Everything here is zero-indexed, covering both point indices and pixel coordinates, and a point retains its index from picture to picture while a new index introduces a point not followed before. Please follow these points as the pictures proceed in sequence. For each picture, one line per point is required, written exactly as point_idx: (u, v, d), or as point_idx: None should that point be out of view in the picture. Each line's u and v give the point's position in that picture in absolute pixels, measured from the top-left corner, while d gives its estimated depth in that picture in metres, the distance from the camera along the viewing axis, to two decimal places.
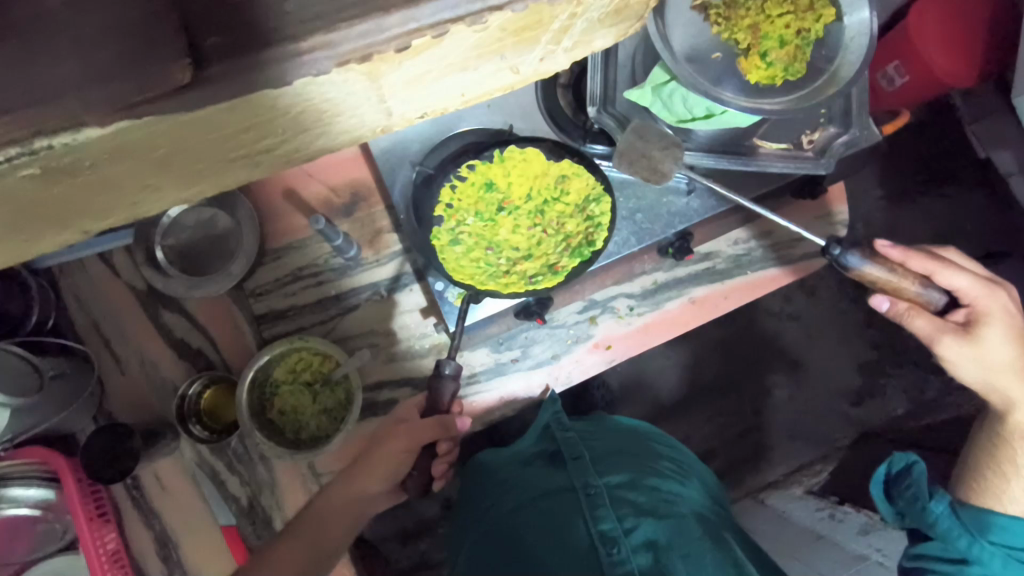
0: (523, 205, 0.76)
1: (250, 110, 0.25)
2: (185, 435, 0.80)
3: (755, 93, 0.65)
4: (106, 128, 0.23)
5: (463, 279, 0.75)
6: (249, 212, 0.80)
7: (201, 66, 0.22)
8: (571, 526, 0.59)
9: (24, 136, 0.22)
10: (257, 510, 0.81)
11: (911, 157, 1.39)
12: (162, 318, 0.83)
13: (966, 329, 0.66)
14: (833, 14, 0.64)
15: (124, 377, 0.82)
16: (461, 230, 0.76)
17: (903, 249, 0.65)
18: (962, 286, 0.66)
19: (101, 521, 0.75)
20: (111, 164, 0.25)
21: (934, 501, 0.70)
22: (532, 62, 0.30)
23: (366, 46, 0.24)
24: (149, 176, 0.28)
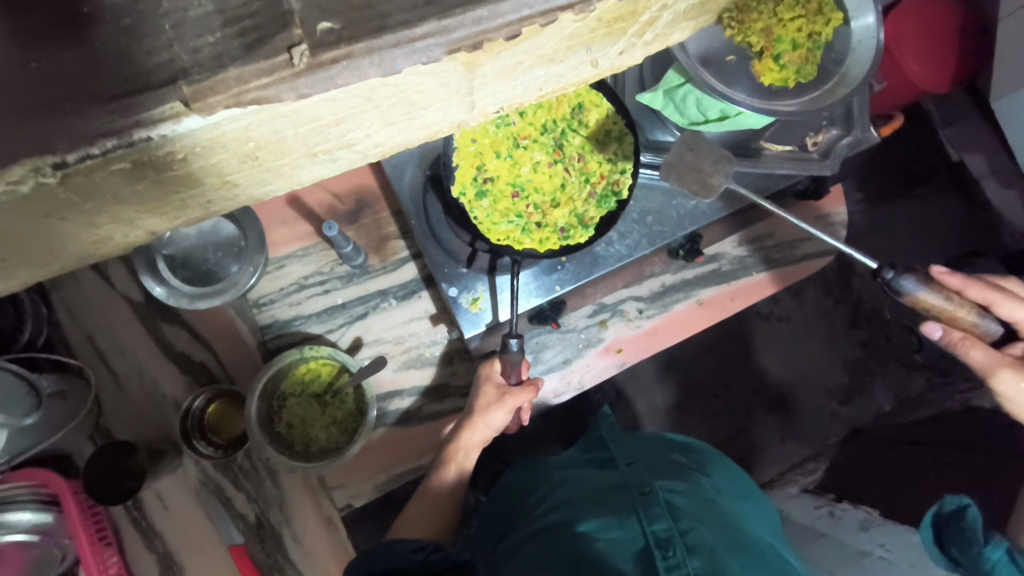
0: (541, 139, 0.75)
1: (356, 97, 0.26)
2: (190, 452, 0.77)
3: (768, 96, 0.67)
4: (206, 117, 0.24)
5: (498, 238, 0.73)
6: (256, 223, 0.77)
7: (315, 51, 0.23)
8: (627, 518, 0.57)
9: (124, 128, 0.23)
10: (266, 527, 0.79)
11: (890, 159, 1.43)
12: (162, 331, 0.80)
13: (1022, 362, 0.66)
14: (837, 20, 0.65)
15: (121, 393, 0.79)
16: (483, 176, 0.74)
17: (961, 277, 0.66)
18: (1021, 318, 0.67)
19: (101, 545, 0.71)
20: (203, 155, 0.27)
21: (990, 548, 0.68)
22: (614, 55, 0.31)
23: (478, 33, 0.24)
24: (229, 169, 0.29)
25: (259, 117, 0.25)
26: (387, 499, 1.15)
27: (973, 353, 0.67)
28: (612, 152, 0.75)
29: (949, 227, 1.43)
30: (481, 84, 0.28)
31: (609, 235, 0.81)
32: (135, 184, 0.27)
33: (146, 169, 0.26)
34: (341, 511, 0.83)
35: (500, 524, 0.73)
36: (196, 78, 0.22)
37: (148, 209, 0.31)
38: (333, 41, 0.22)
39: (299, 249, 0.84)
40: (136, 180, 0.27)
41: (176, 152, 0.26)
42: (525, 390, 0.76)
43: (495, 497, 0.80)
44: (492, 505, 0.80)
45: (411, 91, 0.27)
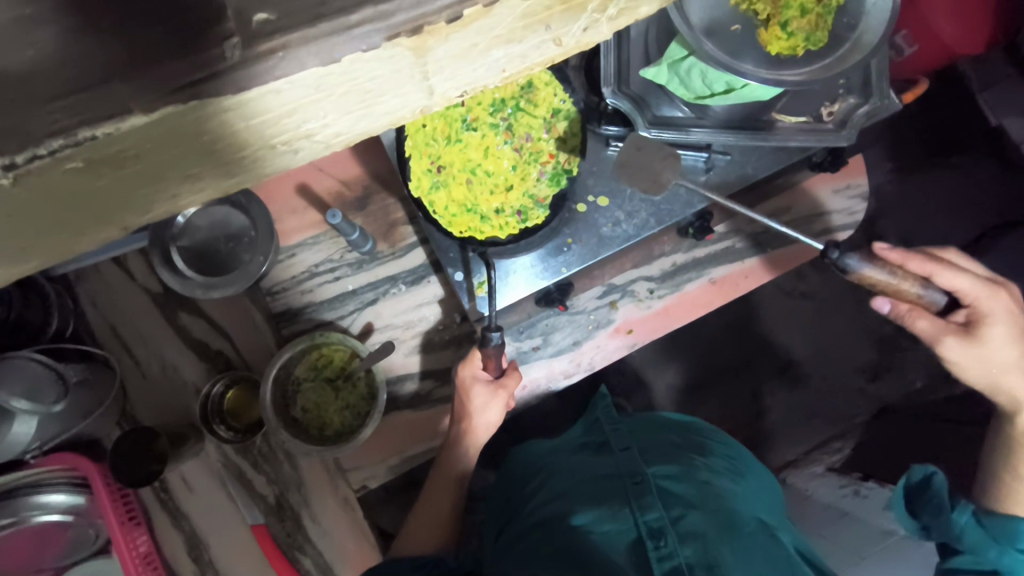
0: (489, 121, 0.75)
1: (311, 87, 0.22)
2: (210, 436, 0.80)
3: (776, 65, 0.63)
4: (152, 114, 0.20)
5: (459, 227, 0.75)
6: (263, 211, 0.78)
7: (251, 41, 0.20)
8: (618, 511, 0.60)
9: (70, 126, 0.19)
10: (285, 508, 0.81)
11: (921, 126, 1.37)
12: (181, 320, 0.83)
13: (967, 329, 0.64)
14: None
15: (145, 380, 0.82)
16: (436, 164, 0.75)
17: (900, 251, 0.63)
18: (964, 287, 0.63)
19: (132, 524, 0.76)
20: (160, 150, 0.22)
21: (957, 512, 0.70)
22: (577, 32, 0.26)
23: (420, 17, 0.20)
24: (193, 165, 0.24)
25: (212, 110, 0.21)
26: (410, 478, 1.17)
27: (922, 327, 0.65)
28: (560, 131, 0.75)
29: (982, 196, 1.37)
30: (435, 69, 0.24)
31: (616, 215, 0.80)
32: (95, 182, 0.23)
33: (102, 168, 0.21)
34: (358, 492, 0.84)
35: (502, 510, 0.76)
36: (135, 75, 0.20)
37: (119, 206, 0.26)
38: (269, 32, 0.19)
39: (309, 237, 0.85)
40: (93, 178, 0.22)
41: (125, 150, 0.21)
42: (511, 376, 0.77)
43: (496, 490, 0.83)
44: (499, 492, 0.81)
45: (360, 79, 0.23)
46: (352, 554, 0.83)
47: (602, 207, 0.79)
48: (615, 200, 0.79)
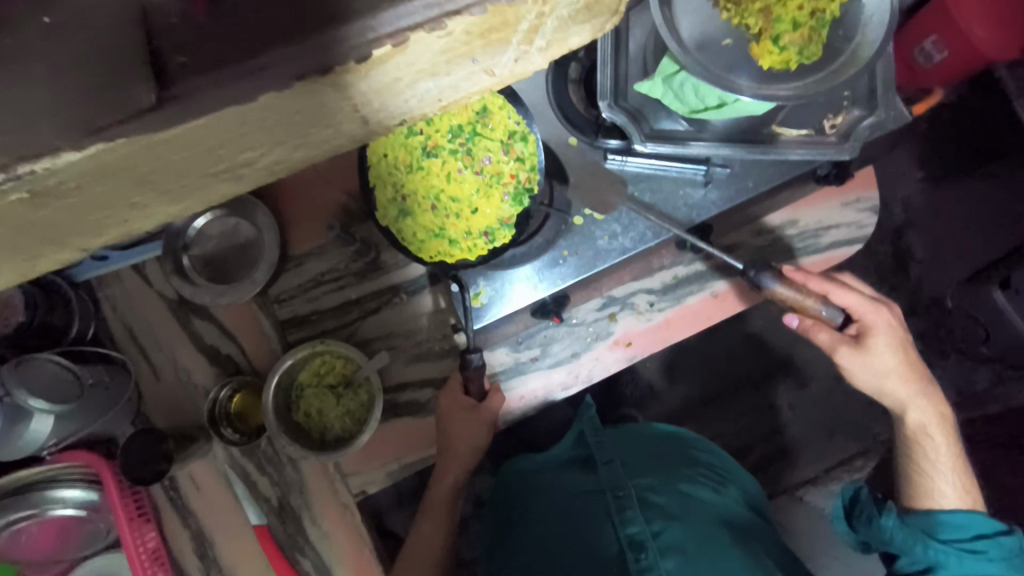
0: (448, 147, 0.76)
1: (221, 126, 0.29)
2: (217, 438, 0.83)
3: (766, 80, 0.63)
4: (81, 150, 0.27)
5: (427, 252, 0.76)
6: (269, 219, 0.82)
7: (165, 88, 0.27)
8: (602, 527, 0.67)
9: (9, 163, 0.27)
10: (288, 510, 0.84)
11: (952, 134, 1.32)
12: (194, 325, 0.87)
13: (859, 341, 0.73)
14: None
15: (159, 383, 0.86)
16: (402, 192, 0.76)
17: (803, 272, 0.73)
18: (850, 303, 0.74)
19: (141, 521, 0.79)
20: (97, 181, 0.30)
21: (884, 516, 0.75)
22: (507, 62, 0.34)
23: (327, 58, 0.28)
24: (134, 196, 0.33)
25: (135, 148, 0.28)
26: (419, 484, 1.19)
27: (818, 338, 0.75)
28: (518, 153, 0.75)
29: (1017, 206, 1.31)
30: (365, 101, 0.32)
31: (611, 227, 0.80)
32: (42, 212, 0.31)
33: (43, 198, 0.29)
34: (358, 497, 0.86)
35: (500, 521, 0.85)
36: (62, 117, 0.27)
37: (72, 232, 0.34)
38: (186, 74, 0.27)
39: (315, 246, 0.87)
40: (39, 209, 0.30)
41: (65, 183, 0.29)
42: (495, 399, 0.81)
43: (489, 519, 0.90)
44: (496, 504, 0.89)
45: (289, 114, 0.31)
46: (349, 557, 0.84)
47: (598, 221, 0.80)
48: (611, 215, 0.79)
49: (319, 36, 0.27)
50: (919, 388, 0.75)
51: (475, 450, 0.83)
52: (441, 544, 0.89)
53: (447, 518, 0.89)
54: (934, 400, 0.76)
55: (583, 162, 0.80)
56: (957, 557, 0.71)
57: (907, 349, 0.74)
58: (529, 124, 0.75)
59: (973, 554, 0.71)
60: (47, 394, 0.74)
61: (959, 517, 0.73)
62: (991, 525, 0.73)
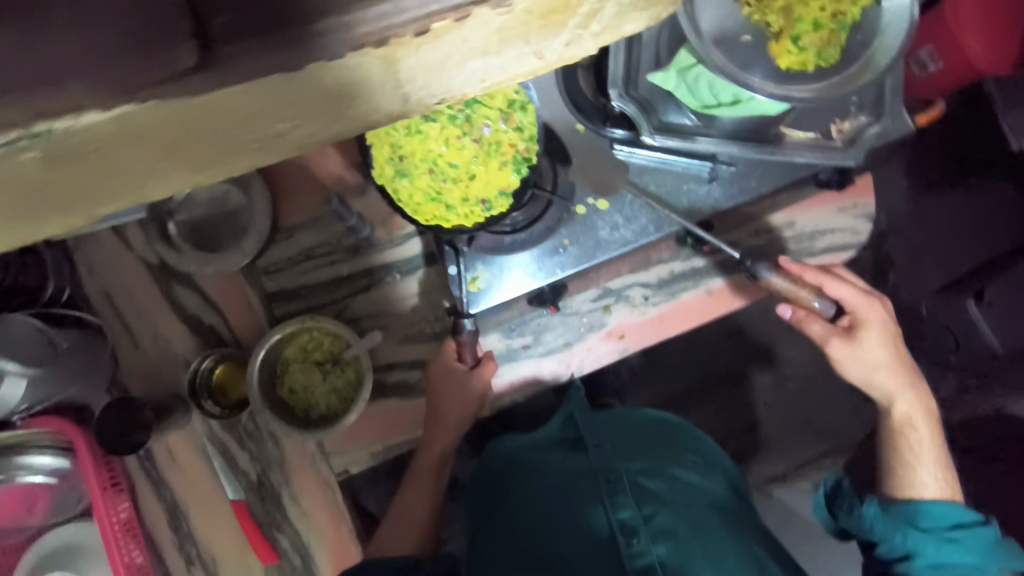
0: (448, 112, 0.74)
1: (263, 92, 0.27)
2: (196, 410, 0.80)
3: (785, 81, 0.62)
4: (106, 110, 0.25)
5: (422, 216, 0.73)
6: (262, 188, 0.78)
7: (208, 47, 0.25)
8: (593, 510, 0.69)
9: (24, 120, 0.25)
10: (266, 486, 0.82)
11: (943, 146, 1.34)
12: (175, 293, 0.83)
13: (850, 332, 0.75)
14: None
15: (137, 351, 0.83)
16: (397, 153, 0.73)
17: (800, 264, 0.76)
18: (845, 296, 0.75)
19: (114, 491, 0.77)
20: (117, 148, 0.28)
21: (864, 506, 0.78)
22: (559, 48, 0.32)
23: (383, 30, 0.26)
24: (159, 164, 0.30)
25: (166, 112, 0.26)
26: (396, 464, 1.18)
27: (811, 328, 0.76)
28: (517, 122, 0.74)
29: (998, 221, 1.34)
30: (409, 77, 0.30)
31: (616, 220, 0.79)
32: (53, 177, 0.28)
33: (60, 161, 0.27)
34: (339, 477, 0.84)
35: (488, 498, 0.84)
36: (89, 74, 0.24)
37: (83, 200, 0.31)
38: (232, 36, 0.25)
39: (307, 219, 0.85)
40: (53, 173, 0.28)
41: (87, 144, 0.27)
42: (488, 367, 0.80)
43: (476, 494, 0.88)
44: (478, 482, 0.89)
45: (332, 85, 0.29)
46: (329, 533, 0.83)
47: (601, 211, 0.79)
48: (615, 204, 0.79)
49: (373, 6, 0.26)
50: (906, 381, 0.77)
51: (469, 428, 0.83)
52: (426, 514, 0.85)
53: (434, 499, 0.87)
54: (920, 393, 0.78)
55: (593, 145, 0.78)
56: (934, 545, 0.74)
57: (897, 343, 0.76)
58: (530, 93, 0.74)
59: (949, 542, 0.74)
60: (20, 356, 0.72)
61: (938, 506, 0.75)
62: (967, 514, 0.75)
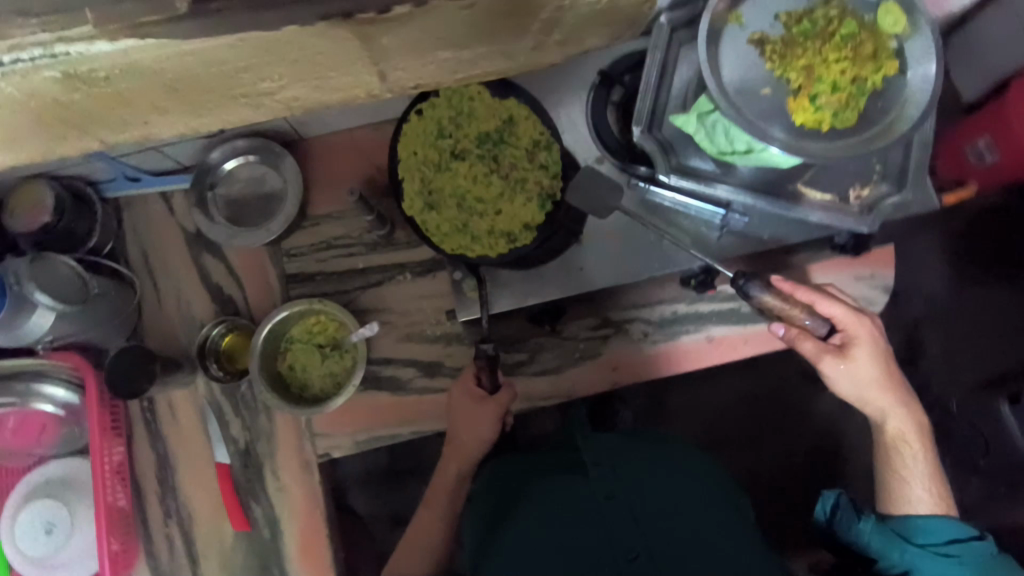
0: (477, 153, 0.80)
1: (241, 49, 0.37)
2: (201, 371, 0.85)
3: (799, 136, 0.63)
4: (114, 41, 0.35)
5: (450, 246, 0.78)
6: (295, 173, 0.85)
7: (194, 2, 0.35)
8: (601, 534, 0.71)
9: (49, 41, 0.34)
10: (252, 455, 0.85)
11: (990, 237, 1.30)
12: (204, 261, 0.89)
13: (841, 349, 0.74)
14: (890, 38, 0.64)
15: (160, 308, 0.89)
16: (428, 189, 0.79)
17: (790, 282, 0.74)
18: (836, 314, 0.74)
19: (112, 434, 0.81)
20: (123, 79, 0.37)
21: (861, 521, 0.76)
22: None
23: None
24: (157, 100, 0.39)
25: (165, 52, 0.36)
26: None
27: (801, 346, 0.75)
28: (542, 162, 0.78)
29: None
30: None
31: (622, 251, 0.81)
32: (71, 95, 0.37)
33: (74, 80, 0.36)
34: (320, 459, 0.86)
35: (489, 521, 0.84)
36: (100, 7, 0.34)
37: (100, 122, 0.40)
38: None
39: (335, 211, 0.90)
40: (71, 92, 0.37)
41: (100, 71, 0.36)
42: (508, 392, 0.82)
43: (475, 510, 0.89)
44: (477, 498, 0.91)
45: (312, 51, 0.38)
46: (303, 516, 0.85)
47: (610, 240, 0.81)
48: (624, 236, 0.81)
49: None
50: (898, 396, 0.76)
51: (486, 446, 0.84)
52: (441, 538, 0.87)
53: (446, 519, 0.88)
54: (913, 409, 0.76)
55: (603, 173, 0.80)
56: (932, 560, 0.72)
57: (888, 357, 0.75)
58: (553, 134, 0.78)
59: (945, 558, 0.72)
60: (52, 291, 0.75)
61: (933, 521, 0.73)
62: (963, 529, 0.73)
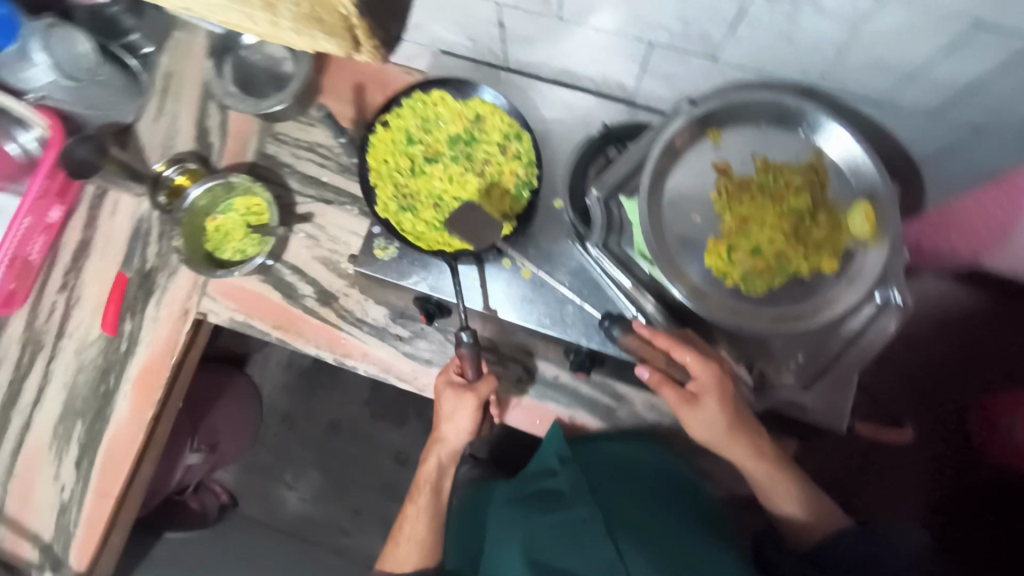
0: (449, 157, 0.83)
1: None
2: (149, 193, 0.92)
3: (702, 275, 0.66)
4: None
5: (430, 243, 0.78)
6: (305, 66, 0.89)
7: None
8: (592, 541, 0.72)
9: None
10: (149, 281, 0.92)
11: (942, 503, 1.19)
12: (209, 106, 0.96)
13: (694, 397, 0.71)
14: (849, 234, 0.66)
15: (153, 122, 0.96)
16: (403, 192, 0.81)
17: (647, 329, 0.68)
18: (690, 365, 0.68)
19: (52, 201, 0.89)
20: None
21: None
22: None
23: None
24: None
25: None
26: None
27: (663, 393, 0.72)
28: (513, 153, 0.81)
29: None
30: None
31: (525, 289, 0.78)
32: None
33: None
34: (197, 313, 0.92)
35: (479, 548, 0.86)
36: None
37: None
38: None
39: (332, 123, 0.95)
40: None
41: None
42: (487, 382, 0.77)
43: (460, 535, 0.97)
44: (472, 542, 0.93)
45: None
46: (156, 352, 0.91)
47: (522, 275, 0.78)
48: (535, 277, 0.78)
49: None
50: (751, 443, 0.72)
51: (466, 432, 0.79)
52: (429, 531, 0.82)
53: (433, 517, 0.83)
54: (765, 447, 0.73)
55: (548, 222, 0.80)
56: None
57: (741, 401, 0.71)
58: (523, 126, 0.81)
59: None
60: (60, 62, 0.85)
61: None
62: None
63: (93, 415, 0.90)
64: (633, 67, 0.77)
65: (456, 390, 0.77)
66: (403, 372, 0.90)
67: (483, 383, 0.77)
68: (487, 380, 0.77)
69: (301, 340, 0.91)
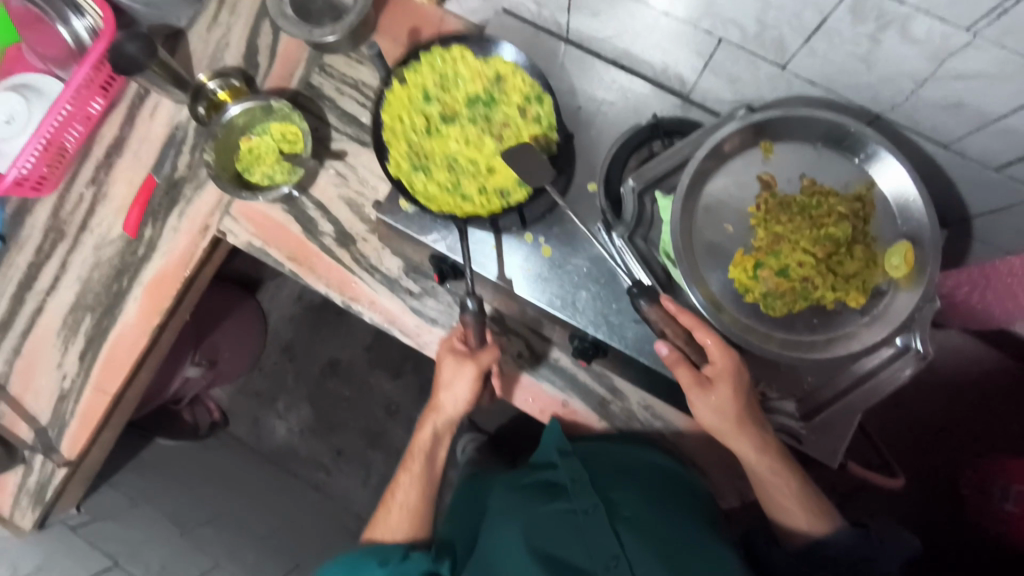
0: (466, 117, 0.79)
1: None
2: (188, 101, 0.91)
3: (722, 286, 0.65)
4: None
5: (442, 206, 0.75)
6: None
7: None
8: (596, 536, 0.71)
9: None
10: (174, 190, 0.92)
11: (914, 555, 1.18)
12: (262, 23, 0.95)
13: (708, 381, 0.66)
14: (883, 272, 0.64)
15: (204, 31, 0.95)
16: (417, 151, 0.77)
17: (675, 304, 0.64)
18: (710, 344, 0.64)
19: (96, 92, 0.90)
20: None
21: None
22: None
23: None
24: None
25: None
26: None
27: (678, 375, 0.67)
28: (534, 116, 0.76)
29: None
30: None
31: (541, 268, 0.77)
32: None
33: None
34: (218, 232, 0.92)
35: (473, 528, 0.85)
36: None
37: None
38: None
39: None
40: None
41: None
42: (489, 352, 0.77)
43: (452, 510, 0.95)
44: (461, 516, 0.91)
45: None
46: (172, 260, 0.92)
47: (541, 253, 0.77)
48: (555, 256, 0.77)
49: None
50: (759, 437, 0.68)
51: (465, 400, 0.79)
52: (418, 499, 0.81)
53: (425, 483, 0.82)
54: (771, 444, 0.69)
55: (577, 204, 0.78)
56: None
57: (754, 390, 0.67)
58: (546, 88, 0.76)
59: None
60: None
61: None
62: None
63: (101, 311, 0.92)
64: (696, 61, 0.74)
65: (456, 359, 0.77)
66: (405, 326, 0.90)
67: (483, 351, 0.77)
68: (488, 349, 0.77)
69: (313, 277, 0.91)
